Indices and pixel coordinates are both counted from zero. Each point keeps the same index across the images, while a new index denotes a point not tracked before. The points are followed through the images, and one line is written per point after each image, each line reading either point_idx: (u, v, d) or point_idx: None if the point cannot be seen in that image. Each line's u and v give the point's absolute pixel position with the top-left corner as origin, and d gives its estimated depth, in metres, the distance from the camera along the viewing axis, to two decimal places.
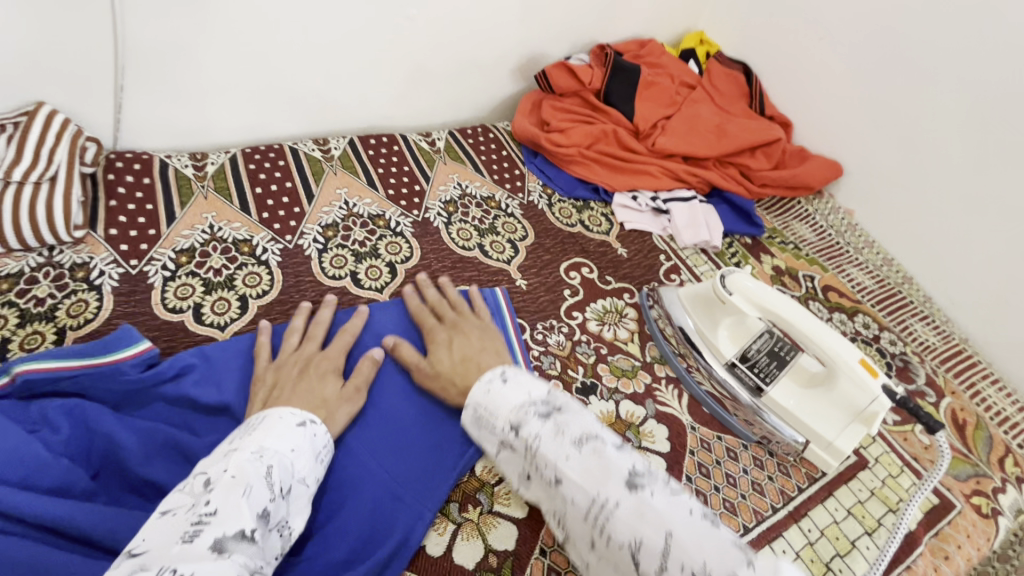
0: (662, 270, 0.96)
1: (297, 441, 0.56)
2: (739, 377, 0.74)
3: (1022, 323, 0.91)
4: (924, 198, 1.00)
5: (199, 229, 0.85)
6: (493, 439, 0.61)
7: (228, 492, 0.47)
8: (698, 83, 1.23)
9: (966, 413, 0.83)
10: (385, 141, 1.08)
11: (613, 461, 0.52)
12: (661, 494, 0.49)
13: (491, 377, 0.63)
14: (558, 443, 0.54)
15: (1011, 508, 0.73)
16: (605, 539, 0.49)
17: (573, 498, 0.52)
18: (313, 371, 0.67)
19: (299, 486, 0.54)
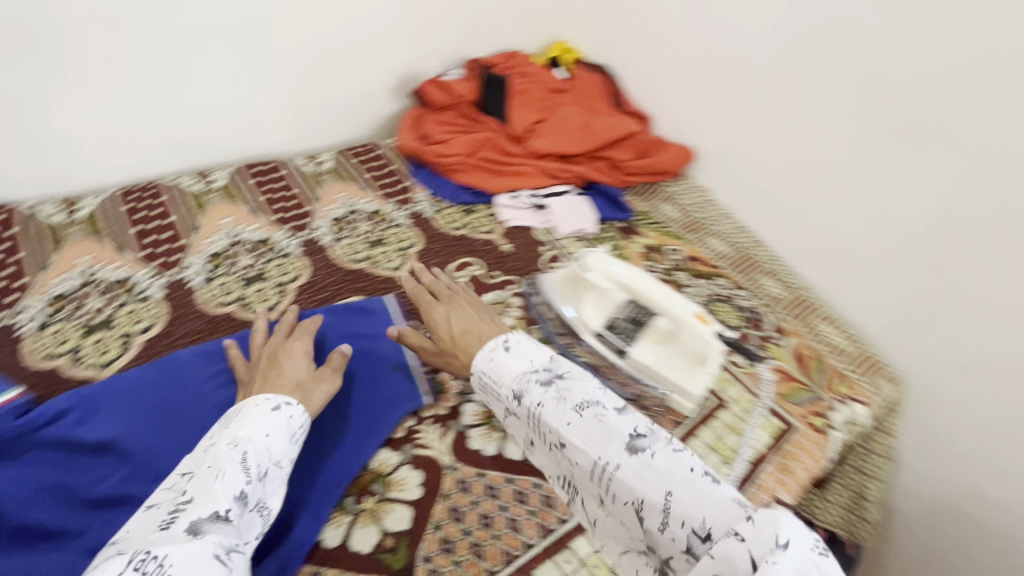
0: (543, 260, 1.04)
1: (271, 427, 0.59)
2: (605, 344, 0.83)
3: (839, 263, 1.04)
4: (756, 168, 1.15)
5: (74, 274, 0.85)
6: (500, 406, 0.65)
7: (203, 479, 0.51)
8: (568, 87, 1.33)
9: (807, 349, 0.96)
10: (270, 169, 1.11)
11: (616, 424, 0.54)
12: (662, 452, 0.51)
13: (494, 347, 0.66)
14: (561, 409, 0.57)
15: (843, 422, 0.87)
16: (611, 496, 0.53)
17: (579, 462, 0.55)
18: (282, 361, 0.70)
19: (274, 468, 0.57)
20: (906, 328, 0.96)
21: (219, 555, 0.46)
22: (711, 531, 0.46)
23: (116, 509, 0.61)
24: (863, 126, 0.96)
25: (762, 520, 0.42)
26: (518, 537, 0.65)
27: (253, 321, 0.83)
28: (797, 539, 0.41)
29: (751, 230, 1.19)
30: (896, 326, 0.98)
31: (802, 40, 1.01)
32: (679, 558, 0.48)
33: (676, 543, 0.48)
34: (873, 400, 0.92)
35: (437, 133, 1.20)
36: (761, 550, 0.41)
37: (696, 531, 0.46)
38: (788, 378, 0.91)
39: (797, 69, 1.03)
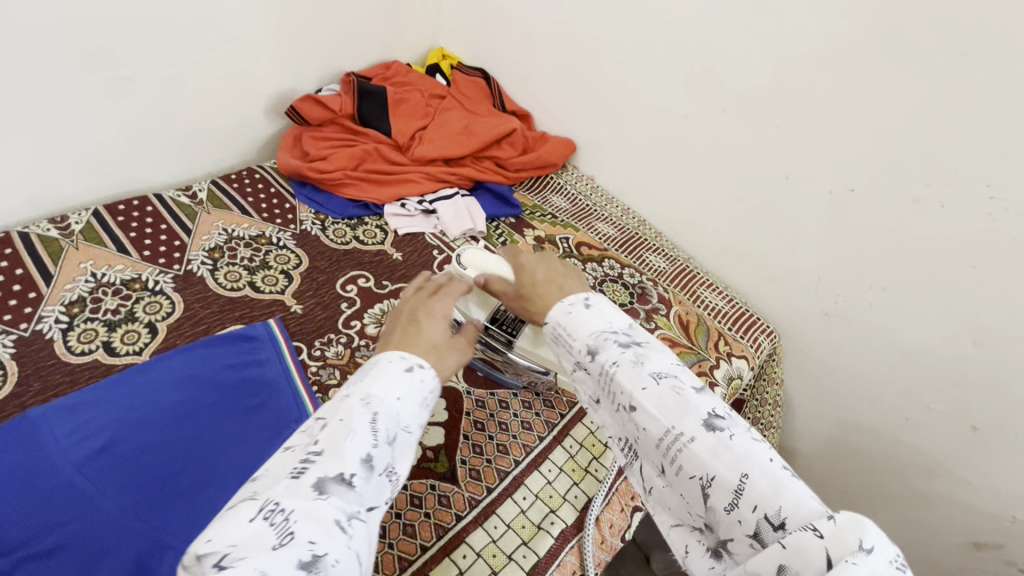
0: (437, 263, 1.36)
1: (400, 391, 0.72)
2: (494, 334, 1.09)
3: (705, 230, 1.42)
4: (632, 144, 1.47)
5: (85, 278, 1.18)
6: (570, 360, 0.78)
7: (336, 435, 0.64)
8: (448, 93, 1.69)
9: (690, 315, 1.33)
10: (138, 206, 1.34)
11: (695, 402, 0.65)
12: (740, 435, 0.62)
13: (575, 303, 0.79)
14: (637, 373, 0.69)
15: (725, 377, 1.23)
16: (675, 469, 0.65)
17: (647, 427, 0.67)
18: (423, 319, 0.88)
19: (404, 433, 0.70)
20: (773, 284, 1.34)
21: (339, 520, 0.59)
22: (785, 522, 0.56)
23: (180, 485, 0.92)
24: (706, 109, 1.27)
25: (846, 523, 0.51)
26: (479, 487, 1.01)
27: (127, 362, 1.08)
28: (879, 546, 0.50)
29: (631, 209, 1.57)
30: (737, 261, 1.39)
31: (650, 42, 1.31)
32: (742, 539, 0.59)
33: (742, 525, 0.59)
34: (751, 352, 1.30)
35: (316, 150, 1.47)
36: (839, 550, 0.50)
37: (769, 516, 0.57)
38: (673, 343, 1.24)
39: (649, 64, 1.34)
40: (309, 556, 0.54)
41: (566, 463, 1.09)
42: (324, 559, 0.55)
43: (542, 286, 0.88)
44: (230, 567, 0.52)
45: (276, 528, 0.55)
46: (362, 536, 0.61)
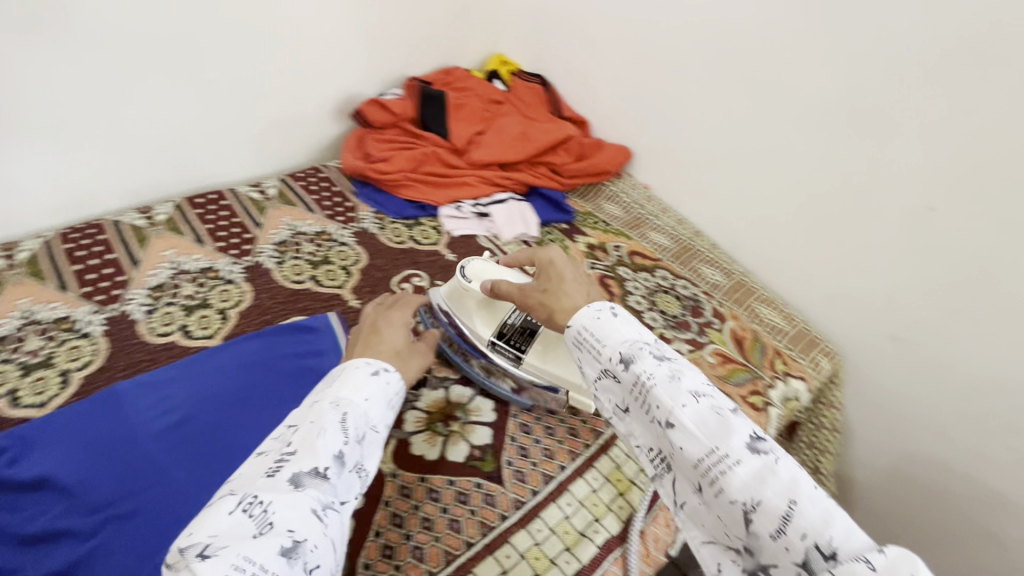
0: (395, 281, 1.01)
1: (370, 392, 0.56)
2: (499, 353, 0.80)
3: (824, 268, 1.04)
4: (719, 155, 1.15)
5: (12, 317, 0.85)
6: (592, 372, 0.54)
7: (306, 434, 0.50)
8: (506, 98, 1.36)
9: (746, 331, 0.99)
10: (90, 233, 1.00)
11: (734, 421, 0.46)
12: (786, 458, 0.45)
13: (600, 308, 0.56)
14: (675, 388, 0.48)
15: (781, 399, 0.90)
16: (713, 490, 0.45)
17: (682, 446, 0.47)
18: (382, 326, 0.69)
19: (372, 433, 0.54)
20: (905, 345, 0.96)
21: (316, 510, 0.46)
22: (838, 553, 0.40)
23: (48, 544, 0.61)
24: (778, 120, 1.03)
25: (896, 555, 0.38)
26: (459, 537, 0.66)
27: (21, 420, 0.72)
28: None
29: (688, 219, 1.25)
30: (840, 303, 1.03)
31: (717, 37, 1.08)
32: (788, 570, 0.41)
33: (790, 554, 0.41)
34: (812, 374, 0.95)
35: (378, 151, 1.21)
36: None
37: (820, 547, 0.40)
38: (727, 360, 0.93)
39: (714, 65, 1.10)
40: (289, 543, 0.43)
41: (586, 497, 0.73)
42: (306, 545, 0.43)
43: (571, 285, 0.63)
44: (211, 557, 0.40)
45: (254, 519, 0.43)
46: (339, 531, 0.48)
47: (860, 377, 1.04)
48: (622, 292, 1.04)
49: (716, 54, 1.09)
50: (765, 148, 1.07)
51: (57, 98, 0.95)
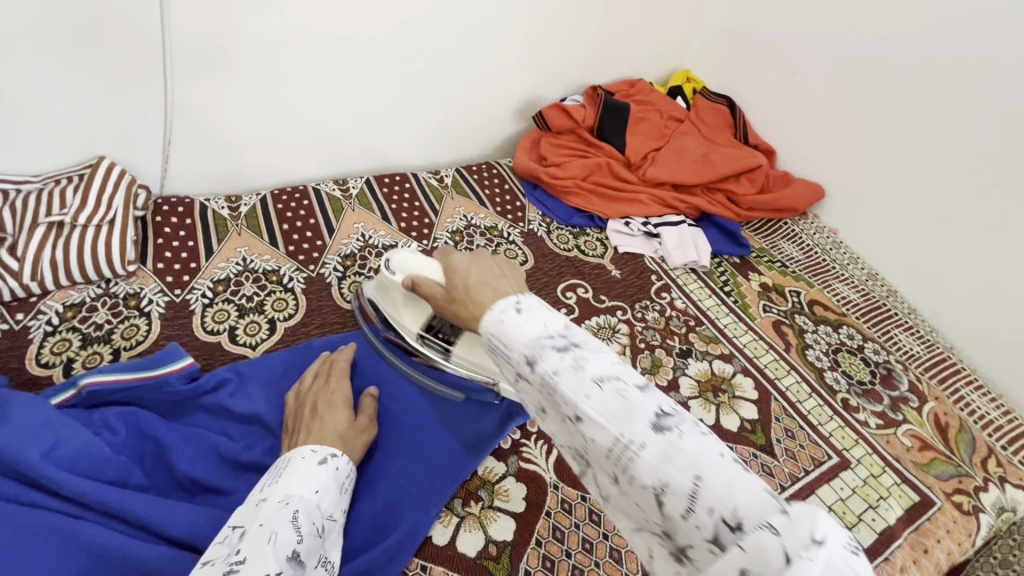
0: (561, 287, 1.00)
1: (320, 482, 0.58)
2: (429, 347, 0.76)
3: None
4: (940, 212, 1.01)
5: (233, 262, 0.95)
6: (505, 372, 0.47)
7: (256, 539, 0.49)
8: (686, 116, 1.32)
9: (950, 417, 0.86)
10: (297, 196, 1.09)
11: (640, 399, 0.39)
12: (696, 431, 0.38)
13: (504, 306, 0.47)
14: (573, 375, 0.41)
15: (994, 507, 0.76)
16: (626, 478, 0.38)
17: (591, 439, 0.40)
18: (323, 409, 0.68)
19: (330, 523, 0.57)
20: None
21: None
22: (743, 523, 0.33)
23: (258, 476, 0.66)
24: None
25: (800, 515, 0.31)
26: (619, 568, 0.65)
27: (236, 357, 0.81)
28: (838, 537, 0.30)
29: (880, 275, 1.12)
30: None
31: (969, 77, 0.94)
32: (701, 552, 0.35)
33: (700, 535, 0.35)
34: None
35: (554, 156, 1.22)
36: (796, 542, 0.30)
37: (727, 524, 0.33)
38: (926, 447, 0.81)
39: (960, 110, 0.95)
40: None
41: None
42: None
43: (478, 288, 0.52)
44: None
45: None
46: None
47: None
48: (800, 344, 0.96)
49: (965, 96, 0.94)
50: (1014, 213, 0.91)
51: (298, 76, 1.05)
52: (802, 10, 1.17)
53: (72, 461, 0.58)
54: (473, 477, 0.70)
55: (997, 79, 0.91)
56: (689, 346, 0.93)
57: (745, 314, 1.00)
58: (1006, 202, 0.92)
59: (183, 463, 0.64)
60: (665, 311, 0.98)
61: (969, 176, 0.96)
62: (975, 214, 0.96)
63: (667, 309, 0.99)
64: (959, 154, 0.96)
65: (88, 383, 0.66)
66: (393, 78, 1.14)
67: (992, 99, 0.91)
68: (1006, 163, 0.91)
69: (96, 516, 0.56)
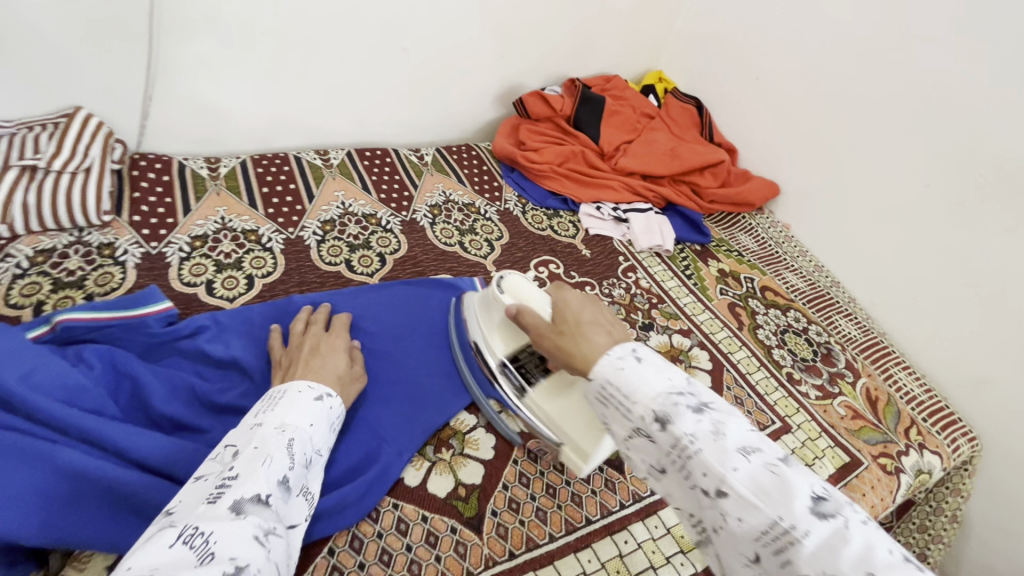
0: (533, 263, 1.05)
1: (314, 417, 0.61)
2: (506, 377, 0.71)
3: (971, 347, 0.99)
4: (879, 210, 1.11)
5: (212, 220, 0.95)
6: (626, 428, 0.52)
7: (249, 460, 0.51)
8: (657, 113, 1.39)
9: (879, 391, 0.95)
10: (277, 161, 1.10)
11: (793, 479, 0.44)
12: (852, 517, 0.42)
13: (623, 355, 0.54)
14: (720, 448, 0.46)
15: (913, 468, 0.85)
16: (777, 560, 0.42)
17: (739, 517, 0.44)
18: (324, 352, 0.71)
19: (317, 456, 0.59)
20: None
21: (258, 536, 0.46)
22: None
23: (235, 416, 0.68)
24: (966, 186, 0.98)
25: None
26: (580, 511, 0.69)
27: (213, 309, 0.82)
28: None
29: (825, 267, 1.22)
30: (989, 388, 0.97)
31: (907, 88, 1.03)
32: None
33: None
34: (948, 453, 0.90)
35: (532, 141, 1.27)
36: None
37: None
38: (857, 416, 0.90)
39: (898, 118, 1.05)
40: (232, 569, 0.42)
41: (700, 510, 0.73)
42: (249, 569, 0.43)
43: (589, 328, 0.60)
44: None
45: (196, 551, 0.42)
46: (284, 552, 0.49)
47: (990, 471, 0.97)
48: (752, 323, 1.03)
49: (904, 105, 1.04)
50: (941, 213, 1.01)
51: (284, 43, 1.06)
52: (766, 20, 1.26)
53: (47, 388, 0.58)
54: (445, 428, 0.74)
55: (932, 89, 1.00)
56: (651, 321, 0.99)
57: (704, 296, 1.07)
58: (935, 202, 1.02)
59: (159, 400, 0.65)
60: (631, 289, 1.05)
61: (905, 177, 1.05)
62: (909, 212, 1.06)
63: (632, 287, 1.05)
64: (898, 156, 1.06)
65: (69, 317, 0.66)
66: (379, 53, 1.17)
67: (926, 108, 1.01)
68: (936, 167, 1.01)
69: (73, 442, 0.57)
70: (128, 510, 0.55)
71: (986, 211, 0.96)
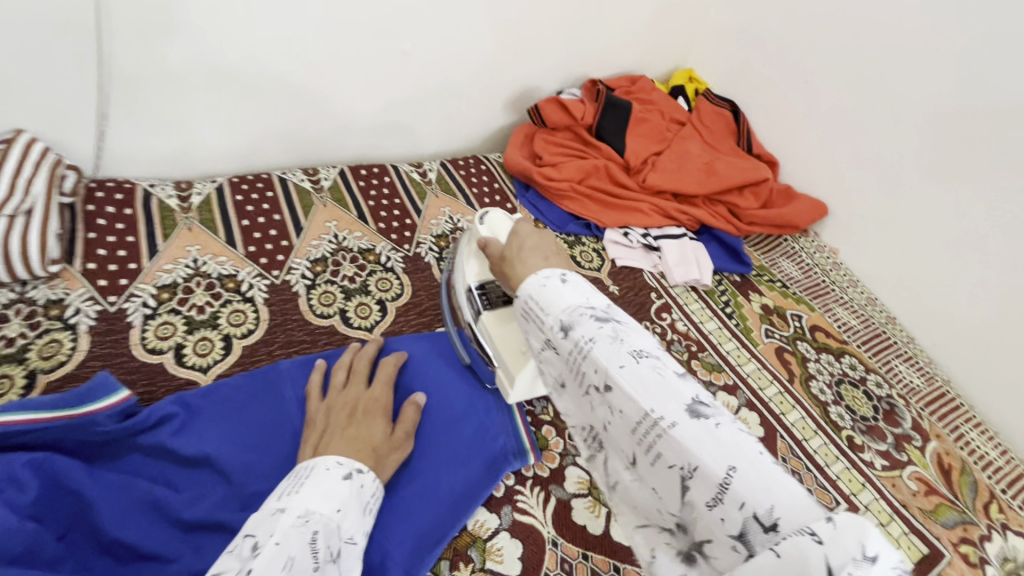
0: None
1: (342, 500, 0.54)
2: (468, 302, 0.74)
3: None
4: (948, 241, 0.97)
5: (182, 264, 0.81)
6: (537, 342, 0.50)
7: (271, 558, 0.45)
8: (688, 119, 1.24)
9: (952, 457, 0.84)
10: (259, 186, 0.96)
11: (677, 382, 0.40)
12: (730, 425, 0.38)
13: (549, 275, 0.50)
14: (614, 349, 0.42)
15: (998, 557, 0.74)
16: (651, 456, 0.39)
17: (620, 409, 0.41)
18: (361, 417, 0.66)
19: (348, 546, 0.53)
20: None
21: None
22: (779, 524, 0.33)
23: (208, 535, 0.56)
24: None
25: (847, 523, 0.31)
26: None
27: (183, 382, 0.69)
28: (889, 558, 0.30)
29: (878, 299, 1.09)
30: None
31: (989, 102, 0.89)
32: (722, 545, 0.36)
33: (724, 525, 0.35)
34: None
35: (548, 155, 1.12)
36: (843, 559, 0.30)
37: (759, 518, 0.34)
38: (931, 491, 0.78)
39: (976, 139, 0.91)
40: None
41: None
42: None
43: (528, 254, 0.58)
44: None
45: None
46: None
47: None
48: (804, 373, 0.91)
49: (983, 124, 0.90)
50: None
51: (266, 50, 0.91)
52: (816, 16, 1.10)
53: None
54: (461, 533, 0.62)
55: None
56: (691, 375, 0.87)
57: (748, 340, 0.95)
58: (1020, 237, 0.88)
59: (112, 525, 0.53)
60: (666, 335, 0.92)
61: (984, 206, 0.92)
62: (986, 246, 0.93)
63: (667, 332, 0.92)
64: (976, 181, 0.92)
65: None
66: (375, 57, 1.01)
67: (1017, 127, 0.87)
68: (1017, 197, 0.88)
69: None
70: None
71: None
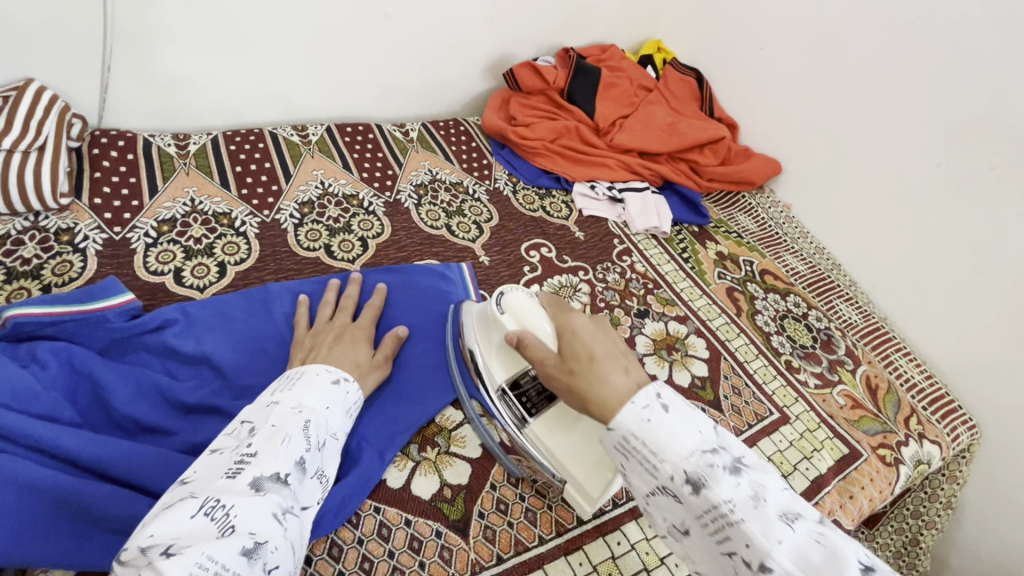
0: (524, 247, 1.01)
1: (331, 400, 0.59)
2: (506, 407, 0.65)
3: (973, 333, 0.96)
4: (884, 189, 1.06)
5: (180, 202, 0.89)
6: (651, 486, 0.46)
7: (269, 438, 0.51)
8: (655, 86, 1.32)
9: (879, 379, 0.93)
10: (250, 138, 1.03)
11: (834, 544, 0.40)
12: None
13: (646, 401, 0.46)
14: (760, 514, 0.41)
15: (912, 459, 0.83)
16: None
17: None
18: (346, 341, 0.70)
19: (333, 440, 0.58)
20: None
21: (277, 516, 0.46)
22: None
23: (205, 416, 0.64)
24: (975, 165, 0.93)
25: None
26: (571, 510, 0.66)
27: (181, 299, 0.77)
28: None
29: (826, 249, 1.18)
30: (989, 375, 0.94)
31: (919, 59, 0.97)
32: None
33: None
34: (948, 442, 0.88)
35: (523, 116, 1.20)
36: None
37: None
38: (858, 406, 0.87)
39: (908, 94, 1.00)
40: (251, 544, 0.43)
41: None
42: (266, 547, 0.44)
43: (604, 363, 0.52)
44: (176, 555, 0.39)
45: (217, 523, 0.42)
46: (298, 534, 0.49)
47: (992, 456, 0.95)
48: (751, 309, 1.00)
49: (913, 80, 0.99)
50: (950, 193, 0.97)
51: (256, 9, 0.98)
52: None
53: None
54: (430, 424, 0.71)
55: (950, 60, 0.94)
56: (647, 308, 0.95)
57: (702, 280, 1.03)
58: (944, 182, 0.97)
59: (121, 400, 0.61)
60: (625, 274, 1.00)
61: (914, 155, 1.00)
62: (915, 191, 1.01)
63: (627, 272, 1.01)
64: (906, 134, 1.01)
65: (17, 310, 0.62)
66: (359, 20, 1.08)
67: (941, 81, 0.95)
68: (942, 145, 0.96)
69: (21, 451, 0.53)
70: (88, 522, 0.51)
71: (996, 192, 0.91)
